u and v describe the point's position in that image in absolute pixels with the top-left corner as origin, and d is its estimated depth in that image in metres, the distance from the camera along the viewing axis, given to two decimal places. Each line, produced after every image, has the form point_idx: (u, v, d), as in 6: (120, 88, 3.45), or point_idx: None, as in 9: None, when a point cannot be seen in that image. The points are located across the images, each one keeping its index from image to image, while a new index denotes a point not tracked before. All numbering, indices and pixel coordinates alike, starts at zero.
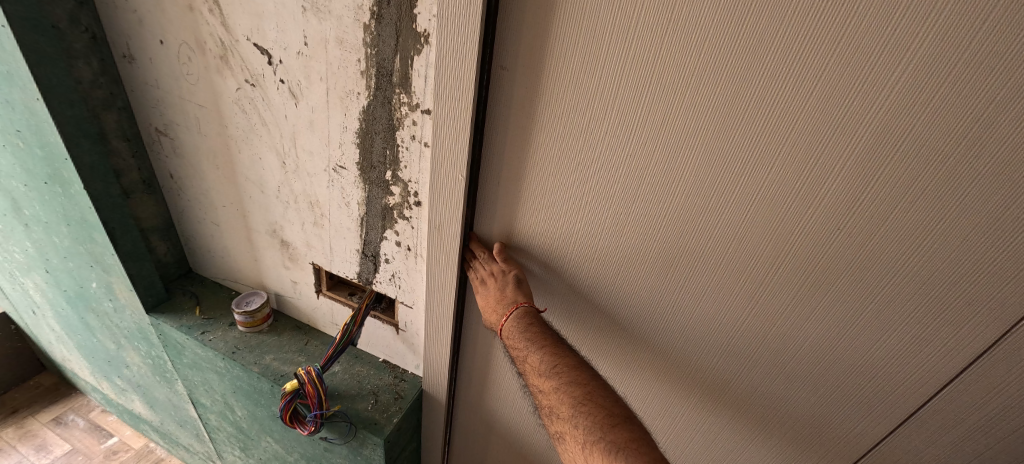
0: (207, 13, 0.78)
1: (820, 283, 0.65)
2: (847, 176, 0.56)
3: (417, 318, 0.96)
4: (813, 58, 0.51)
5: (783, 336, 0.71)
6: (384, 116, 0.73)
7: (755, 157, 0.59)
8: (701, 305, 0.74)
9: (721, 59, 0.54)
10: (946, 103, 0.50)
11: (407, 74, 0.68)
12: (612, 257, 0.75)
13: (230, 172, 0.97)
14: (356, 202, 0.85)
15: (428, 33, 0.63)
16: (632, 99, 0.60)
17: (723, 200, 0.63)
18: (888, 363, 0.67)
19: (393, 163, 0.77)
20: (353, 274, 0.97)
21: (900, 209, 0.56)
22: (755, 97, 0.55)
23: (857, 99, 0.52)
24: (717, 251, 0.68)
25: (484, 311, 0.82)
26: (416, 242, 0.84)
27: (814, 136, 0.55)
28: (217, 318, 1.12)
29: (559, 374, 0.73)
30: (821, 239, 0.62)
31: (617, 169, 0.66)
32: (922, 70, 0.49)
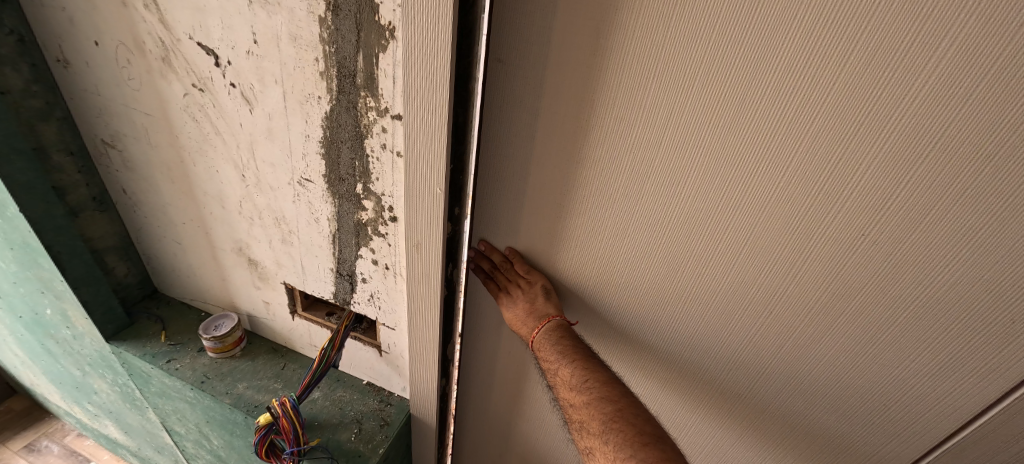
0: (142, 8, 0.68)
1: (842, 295, 0.58)
2: (880, 181, 0.49)
3: (402, 340, 0.88)
4: (836, 43, 0.43)
5: (800, 349, 0.64)
6: (350, 123, 0.64)
7: (769, 157, 0.51)
8: (709, 315, 0.67)
9: (729, 46, 0.46)
10: (997, 94, 0.42)
11: (372, 75, 0.59)
12: (611, 263, 0.68)
13: (186, 186, 0.87)
14: (325, 217, 0.77)
15: (394, 27, 0.54)
16: (626, 92, 0.53)
17: (734, 203, 0.56)
18: (917, 377, 0.60)
19: (364, 175, 0.69)
20: (328, 294, 0.88)
21: (936, 216, 0.49)
22: (768, 89, 0.47)
23: (890, 90, 0.44)
24: (726, 258, 0.61)
25: (513, 325, 0.76)
26: (395, 260, 0.76)
27: (838, 132, 0.47)
28: (185, 344, 1.04)
29: (591, 389, 0.66)
30: (848, 252, 0.55)
31: (613, 169, 0.59)
32: (969, 56, 0.41)
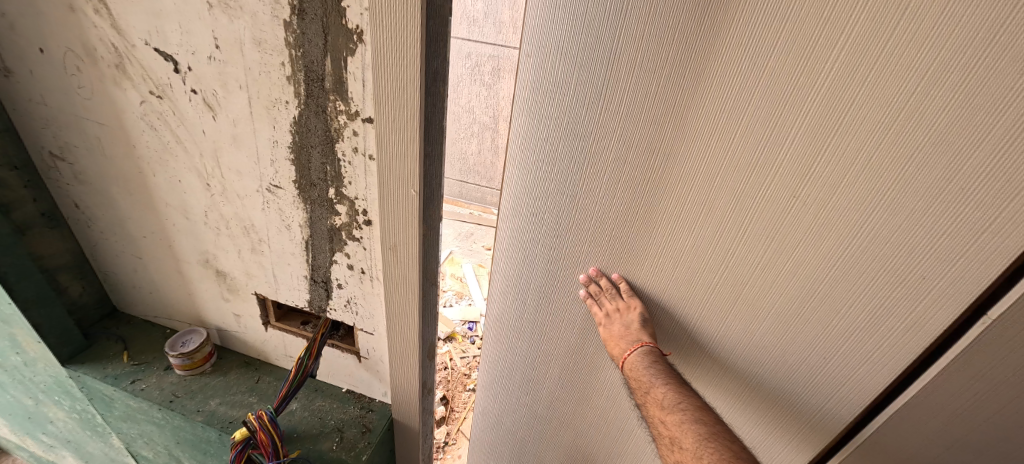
0: (93, 13, 0.65)
1: (780, 249, 0.66)
2: (803, 146, 0.59)
3: (380, 345, 0.87)
4: (763, 32, 0.56)
5: (753, 303, 0.73)
6: (320, 127, 0.64)
7: (718, 125, 0.63)
8: (676, 271, 0.77)
9: (681, 34, 0.61)
10: (886, 76, 0.51)
11: (341, 79, 0.59)
12: (595, 220, 0.81)
13: (147, 198, 0.84)
14: (297, 224, 0.75)
15: (362, 30, 0.54)
16: (605, 71, 0.69)
17: (692, 166, 0.67)
18: (854, 336, 0.67)
19: (336, 179, 0.68)
20: (303, 302, 0.87)
21: (851, 177, 0.57)
22: (715, 69, 0.60)
23: (806, 71, 0.55)
24: (688, 217, 0.71)
25: (607, 345, 0.84)
26: (371, 264, 0.76)
27: (771, 106, 0.59)
28: (150, 363, 0.99)
29: (684, 411, 0.71)
30: (786, 214, 0.64)
31: (597, 135, 0.74)
32: (862, 44, 0.51)
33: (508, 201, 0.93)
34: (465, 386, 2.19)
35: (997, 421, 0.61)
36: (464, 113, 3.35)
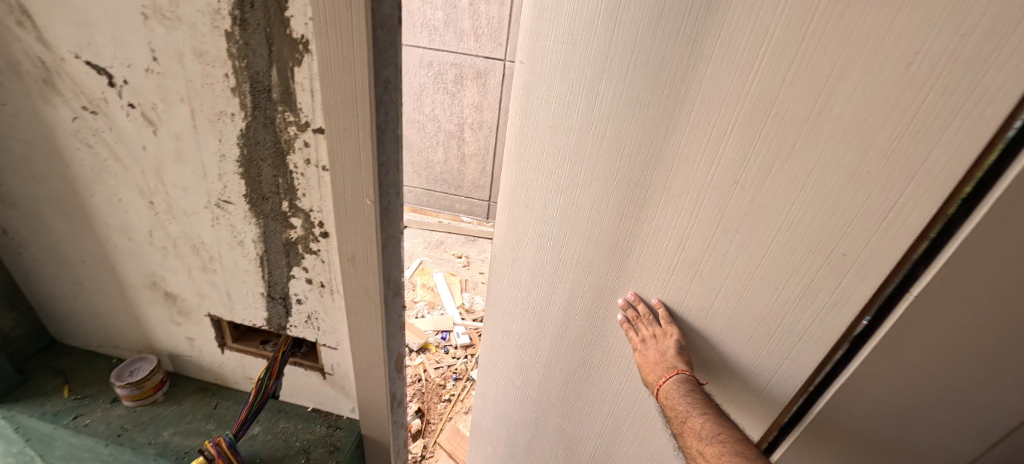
0: (15, 26, 0.61)
1: (725, 232, 0.73)
2: (740, 137, 0.67)
3: (345, 359, 0.85)
4: (700, 38, 0.66)
5: (704, 281, 0.79)
6: (269, 139, 0.62)
7: (670, 118, 0.72)
8: (643, 254, 0.84)
9: (635, 41, 0.72)
10: (799, 74, 0.60)
11: (289, 89, 0.58)
12: (572, 206, 0.90)
13: (84, 220, 0.79)
14: (250, 239, 0.73)
15: (307, 40, 0.54)
16: (575, 72, 0.81)
17: (650, 156, 0.76)
18: (790, 311, 0.72)
19: (289, 192, 0.67)
20: (260, 321, 0.84)
21: (778, 163, 0.65)
22: (663, 71, 0.70)
23: (738, 71, 0.64)
24: (651, 202, 0.79)
25: (642, 370, 0.87)
26: (330, 277, 0.74)
27: (712, 101, 0.67)
28: (94, 396, 0.93)
29: (723, 442, 0.71)
30: (729, 199, 0.71)
31: (570, 128, 0.85)
32: (780, 46, 0.60)
33: (507, 189, 1.05)
34: (440, 397, 2.15)
35: (930, 391, 0.65)
36: (428, 121, 3.33)
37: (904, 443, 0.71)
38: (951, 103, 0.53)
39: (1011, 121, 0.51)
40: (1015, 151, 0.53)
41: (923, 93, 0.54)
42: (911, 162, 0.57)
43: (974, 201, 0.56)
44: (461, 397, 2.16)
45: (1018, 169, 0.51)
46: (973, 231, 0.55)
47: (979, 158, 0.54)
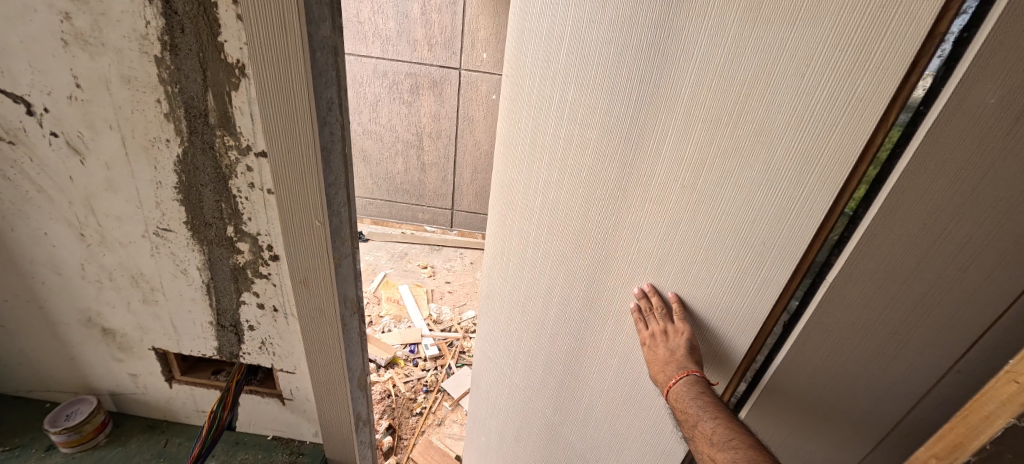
0: None
1: (668, 232, 0.72)
2: (676, 139, 0.66)
3: (304, 383, 0.83)
4: (640, 42, 0.65)
5: (652, 282, 0.78)
6: (209, 164, 0.60)
7: (615, 122, 0.71)
8: (597, 258, 0.83)
9: (585, 45, 0.72)
10: (727, 76, 0.59)
11: (227, 113, 0.57)
12: (535, 209, 0.91)
13: (5, 258, 0.74)
14: (195, 267, 0.70)
15: (244, 64, 0.53)
16: (535, 75, 0.81)
17: (597, 160, 0.76)
18: (723, 309, 0.72)
19: (234, 217, 0.65)
20: (211, 351, 0.81)
21: (708, 164, 0.64)
22: (608, 74, 0.70)
23: (674, 73, 0.63)
24: (601, 204, 0.78)
25: (650, 369, 0.79)
26: (283, 301, 0.73)
27: (652, 104, 0.67)
28: (27, 445, 0.86)
29: (735, 447, 0.64)
30: (666, 200, 0.70)
31: (531, 130, 0.86)
32: (713, 48, 0.59)
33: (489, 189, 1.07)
34: (411, 411, 2.11)
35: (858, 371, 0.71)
36: (386, 132, 3.28)
37: (836, 422, 0.76)
38: (841, 100, 0.53)
39: (890, 119, 0.52)
40: (900, 147, 0.54)
41: (834, 93, 0.53)
42: (810, 161, 0.57)
43: (868, 196, 0.58)
44: (433, 410, 2.13)
45: (903, 165, 0.54)
46: (870, 223, 0.57)
47: (862, 157, 0.55)
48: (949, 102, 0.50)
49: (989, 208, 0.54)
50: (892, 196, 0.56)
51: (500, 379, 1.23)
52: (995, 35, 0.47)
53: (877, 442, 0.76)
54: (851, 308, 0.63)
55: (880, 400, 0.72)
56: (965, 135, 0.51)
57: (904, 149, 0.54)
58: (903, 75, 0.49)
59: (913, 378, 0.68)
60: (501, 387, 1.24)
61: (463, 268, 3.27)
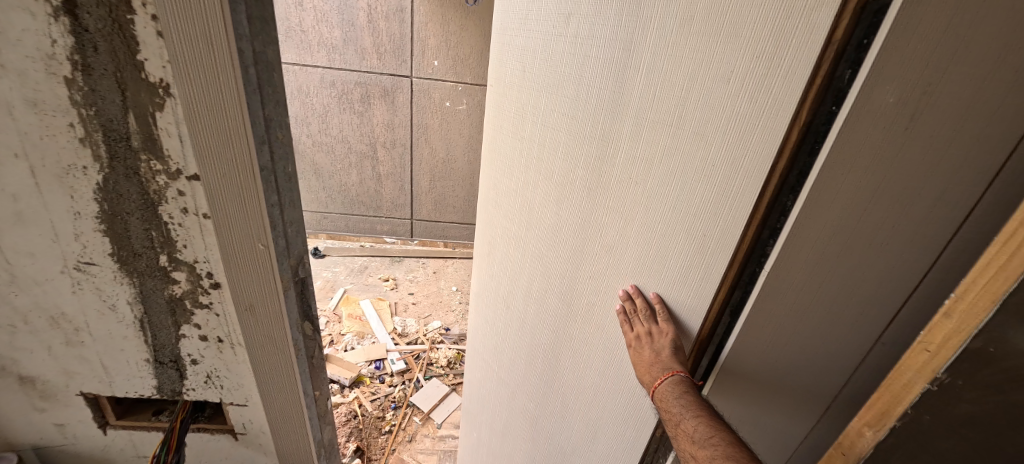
0: None
1: (628, 222, 0.79)
2: (629, 134, 0.75)
3: (257, 416, 0.78)
4: (597, 54, 0.79)
5: (615, 269, 0.85)
6: (134, 191, 0.56)
7: (581, 120, 0.85)
8: (573, 244, 0.93)
9: (561, 60, 0.88)
10: (665, 79, 0.68)
11: (151, 135, 0.53)
12: (530, 197, 1.05)
13: None
14: (125, 302, 0.65)
15: (167, 83, 0.50)
16: (530, 86, 1.00)
17: (570, 154, 0.89)
18: (673, 301, 0.75)
19: (167, 245, 0.60)
20: (149, 390, 0.74)
21: (656, 158, 0.71)
22: (576, 82, 0.85)
23: (624, 78, 0.74)
24: (574, 194, 0.90)
25: (636, 370, 0.78)
26: (227, 331, 0.68)
27: (608, 105, 0.78)
28: None
29: (716, 445, 0.64)
30: (625, 191, 0.78)
31: (529, 130, 1.02)
32: (651, 56, 0.69)
33: (496, 183, 1.26)
34: (381, 430, 2.04)
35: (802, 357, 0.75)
36: (337, 143, 3.18)
37: (783, 404, 0.80)
38: (763, 104, 0.56)
39: (802, 117, 0.54)
40: (818, 145, 0.55)
41: (754, 92, 0.57)
42: (737, 157, 0.60)
43: (793, 190, 0.59)
44: (403, 426, 2.07)
45: (821, 160, 0.55)
46: (797, 216, 0.58)
47: (780, 154, 0.56)
48: (857, 99, 0.51)
49: (898, 196, 0.59)
50: (814, 190, 0.57)
51: (506, 368, 1.31)
52: (894, 35, 0.48)
53: (819, 413, 0.83)
54: (791, 297, 0.67)
55: (820, 376, 0.78)
56: (873, 129, 0.54)
57: (822, 145, 0.55)
58: (809, 75, 0.52)
59: (845, 351, 0.75)
60: (506, 376, 1.32)
61: (426, 279, 3.22)
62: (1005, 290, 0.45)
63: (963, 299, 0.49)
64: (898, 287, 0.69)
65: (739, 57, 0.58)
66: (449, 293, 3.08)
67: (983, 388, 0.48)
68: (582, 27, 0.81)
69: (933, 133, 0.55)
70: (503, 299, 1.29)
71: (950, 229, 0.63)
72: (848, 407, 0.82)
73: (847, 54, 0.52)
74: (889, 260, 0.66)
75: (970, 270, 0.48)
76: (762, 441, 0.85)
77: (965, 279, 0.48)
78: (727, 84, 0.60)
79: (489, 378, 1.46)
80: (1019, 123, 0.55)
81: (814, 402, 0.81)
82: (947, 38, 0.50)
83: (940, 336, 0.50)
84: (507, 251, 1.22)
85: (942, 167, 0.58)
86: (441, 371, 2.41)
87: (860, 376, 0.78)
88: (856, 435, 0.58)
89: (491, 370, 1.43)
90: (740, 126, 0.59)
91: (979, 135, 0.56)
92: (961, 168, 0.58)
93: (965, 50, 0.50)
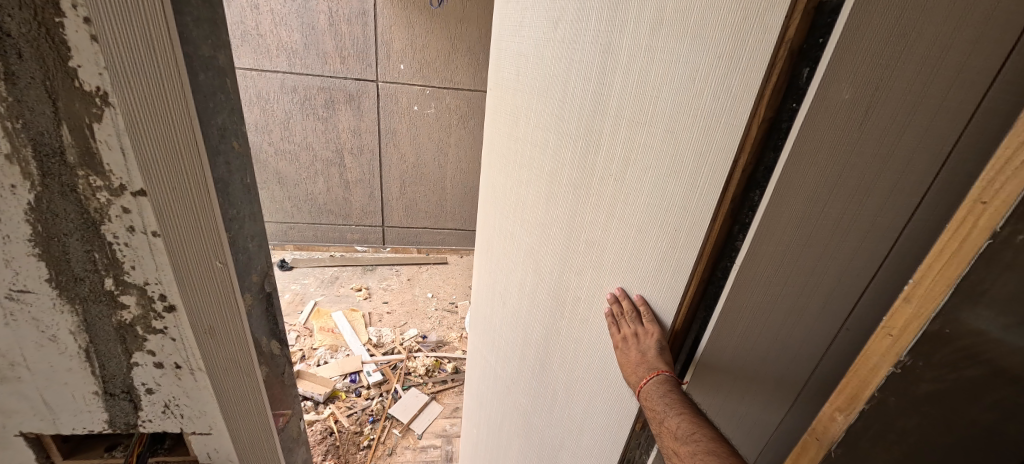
0: None
1: (608, 218, 0.80)
2: (609, 132, 0.77)
3: (222, 445, 0.73)
4: (579, 54, 0.82)
5: (596, 266, 0.86)
6: (72, 209, 0.51)
7: (566, 119, 0.88)
8: (561, 241, 0.96)
9: (547, 61, 0.92)
10: (638, 76, 0.69)
11: (89, 149, 0.48)
12: (524, 194, 1.09)
13: None
14: (67, 332, 0.59)
15: (105, 92, 0.45)
16: (522, 87, 1.04)
17: (557, 151, 0.92)
18: (648, 297, 0.76)
19: (112, 267, 0.55)
20: (100, 425, 0.68)
21: (632, 155, 0.73)
22: (560, 82, 0.88)
23: (602, 77, 0.77)
24: (561, 190, 0.93)
25: (623, 369, 0.77)
26: (186, 357, 0.63)
27: (589, 103, 0.81)
28: None
29: (699, 441, 0.65)
30: (606, 187, 0.80)
31: (521, 129, 1.07)
32: (625, 55, 0.71)
33: (494, 182, 1.31)
34: (359, 446, 1.98)
35: (775, 348, 0.76)
36: (302, 151, 3.07)
37: (759, 394, 0.82)
38: (725, 102, 0.57)
39: (761, 114, 0.55)
40: (781, 141, 0.56)
41: (716, 90, 0.58)
42: (702, 153, 0.61)
43: (759, 186, 0.60)
44: (382, 439, 2.01)
45: (785, 157, 0.56)
46: (764, 211, 0.60)
47: (741, 149, 0.57)
48: (814, 98, 0.53)
49: (858, 188, 0.61)
50: (779, 185, 0.58)
51: (503, 365, 1.34)
52: (848, 32, 0.49)
53: (791, 400, 0.85)
54: (762, 290, 0.68)
55: (791, 364, 0.80)
56: (829, 125, 0.55)
57: (784, 141, 0.56)
58: (765, 73, 0.53)
59: (812, 339, 0.77)
60: (503, 373, 1.34)
61: (400, 286, 3.15)
62: (958, 275, 0.48)
63: (920, 285, 0.51)
64: (859, 274, 0.71)
65: (702, 58, 0.59)
66: (425, 299, 3.03)
67: (945, 367, 0.51)
68: (564, 29, 0.84)
69: (886, 126, 0.57)
70: (500, 295, 1.32)
71: (903, 217, 0.66)
72: (817, 392, 0.85)
73: (801, 53, 0.53)
74: (851, 249, 0.68)
75: (925, 258, 0.51)
76: (740, 432, 0.86)
77: (921, 267, 0.51)
78: (694, 84, 0.61)
79: (487, 375, 1.49)
80: (962, 115, 0.58)
81: (786, 391, 0.83)
82: (895, 36, 0.51)
83: (902, 322, 0.52)
84: (503, 249, 1.26)
85: (893, 158, 0.60)
86: (419, 380, 2.36)
87: (827, 362, 0.81)
88: (829, 420, 0.60)
89: (491, 367, 1.45)
90: (705, 124, 0.60)
91: (926, 128, 0.59)
92: (912, 159, 0.61)
93: (915, 46, 0.52)
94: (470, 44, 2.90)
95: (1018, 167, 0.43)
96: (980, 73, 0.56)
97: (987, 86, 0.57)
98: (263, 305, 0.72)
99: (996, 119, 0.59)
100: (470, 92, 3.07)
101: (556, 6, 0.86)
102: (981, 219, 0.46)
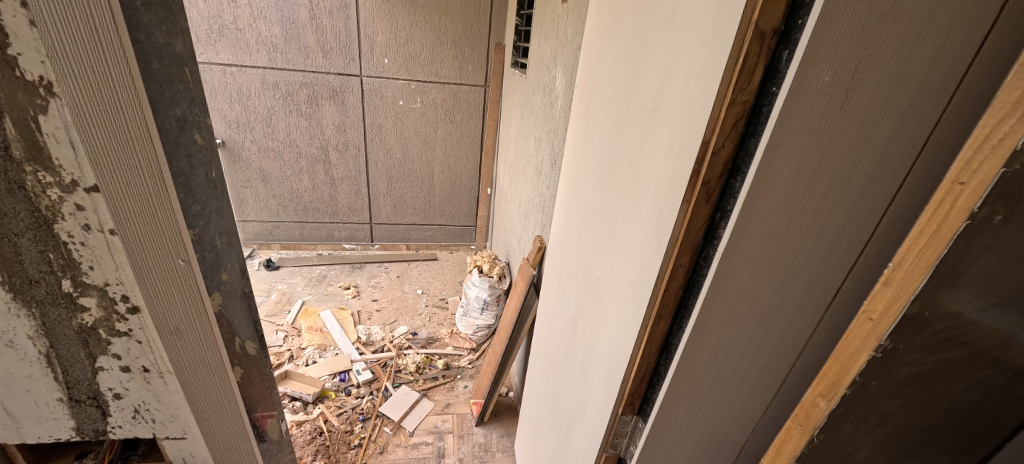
0: None
1: (626, 205, 0.83)
2: (634, 122, 0.80)
3: (197, 449, 0.71)
4: (623, 50, 0.87)
5: (613, 251, 0.89)
6: (22, 208, 0.49)
7: (609, 110, 0.93)
8: (595, 227, 1.00)
9: (603, 56, 0.98)
10: (659, 67, 0.72)
11: (36, 143, 0.45)
12: (576, 182, 1.15)
13: None
14: (27, 335, 0.56)
15: (48, 81, 0.42)
16: (584, 82, 1.11)
17: (601, 141, 0.98)
18: (639, 281, 0.78)
19: (69, 268, 0.53)
20: (65, 435, 0.65)
21: (647, 144, 0.76)
22: (609, 75, 0.94)
23: (636, 70, 0.81)
24: (600, 177, 0.97)
25: None
26: (153, 360, 0.60)
27: (625, 95, 0.85)
28: None
29: None
30: (627, 177, 0.83)
31: (580, 122, 1.14)
32: (651, 48, 0.75)
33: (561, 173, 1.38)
34: (349, 445, 1.95)
35: (757, 336, 0.76)
36: (285, 148, 3.01)
37: (742, 382, 0.82)
38: (708, 88, 0.59)
39: (731, 96, 0.57)
40: (761, 128, 0.58)
41: (705, 75, 0.60)
42: (689, 137, 0.63)
43: (740, 173, 0.61)
44: (373, 438, 1.98)
45: (762, 143, 0.57)
46: (742, 198, 0.60)
47: (712, 132, 0.60)
48: (792, 83, 0.53)
49: (844, 172, 0.61)
50: (759, 172, 0.58)
51: (547, 348, 1.41)
52: (827, 13, 0.49)
53: (777, 388, 0.85)
54: (748, 277, 0.68)
55: (776, 351, 0.79)
56: (807, 111, 0.55)
57: (764, 128, 0.57)
58: (731, 58, 0.56)
59: (796, 326, 0.77)
60: (547, 354, 1.42)
61: (389, 284, 3.12)
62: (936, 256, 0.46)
63: (900, 268, 0.49)
64: (844, 261, 0.70)
65: (696, 47, 0.62)
66: (416, 297, 3.01)
67: (922, 349, 0.50)
68: (618, 27, 0.90)
69: (865, 109, 0.56)
70: (552, 279, 1.40)
71: (885, 201, 0.65)
72: (805, 380, 0.84)
73: (782, 35, 0.54)
74: (835, 236, 0.67)
75: (905, 241, 0.49)
76: (726, 418, 0.87)
77: (901, 249, 0.49)
78: (688, 73, 0.64)
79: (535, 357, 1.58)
80: (941, 98, 0.57)
81: (768, 379, 0.83)
82: (876, 16, 0.50)
83: (881, 305, 0.50)
84: (558, 235, 1.33)
85: (874, 144, 0.59)
86: (411, 377, 2.33)
87: (810, 350, 0.80)
88: (811, 406, 0.58)
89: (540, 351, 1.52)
90: (691, 106, 0.63)
91: (906, 111, 0.57)
92: (893, 142, 0.60)
93: (900, 27, 0.51)
94: (456, 37, 2.87)
95: (998, 141, 0.41)
96: (960, 53, 0.54)
97: (967, 66, 0.55)
98: (245, 307, 0.71)
99: (976, 100, 0.58)
100: (457, 85, 3.04)
101: (615, 10, 0.92)
102: (960, 199, 0.44)
